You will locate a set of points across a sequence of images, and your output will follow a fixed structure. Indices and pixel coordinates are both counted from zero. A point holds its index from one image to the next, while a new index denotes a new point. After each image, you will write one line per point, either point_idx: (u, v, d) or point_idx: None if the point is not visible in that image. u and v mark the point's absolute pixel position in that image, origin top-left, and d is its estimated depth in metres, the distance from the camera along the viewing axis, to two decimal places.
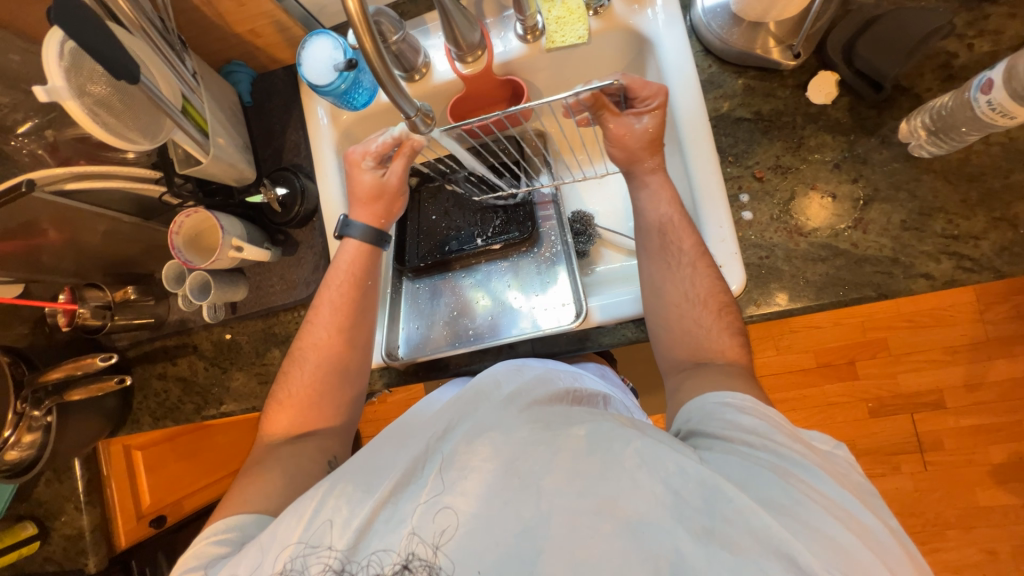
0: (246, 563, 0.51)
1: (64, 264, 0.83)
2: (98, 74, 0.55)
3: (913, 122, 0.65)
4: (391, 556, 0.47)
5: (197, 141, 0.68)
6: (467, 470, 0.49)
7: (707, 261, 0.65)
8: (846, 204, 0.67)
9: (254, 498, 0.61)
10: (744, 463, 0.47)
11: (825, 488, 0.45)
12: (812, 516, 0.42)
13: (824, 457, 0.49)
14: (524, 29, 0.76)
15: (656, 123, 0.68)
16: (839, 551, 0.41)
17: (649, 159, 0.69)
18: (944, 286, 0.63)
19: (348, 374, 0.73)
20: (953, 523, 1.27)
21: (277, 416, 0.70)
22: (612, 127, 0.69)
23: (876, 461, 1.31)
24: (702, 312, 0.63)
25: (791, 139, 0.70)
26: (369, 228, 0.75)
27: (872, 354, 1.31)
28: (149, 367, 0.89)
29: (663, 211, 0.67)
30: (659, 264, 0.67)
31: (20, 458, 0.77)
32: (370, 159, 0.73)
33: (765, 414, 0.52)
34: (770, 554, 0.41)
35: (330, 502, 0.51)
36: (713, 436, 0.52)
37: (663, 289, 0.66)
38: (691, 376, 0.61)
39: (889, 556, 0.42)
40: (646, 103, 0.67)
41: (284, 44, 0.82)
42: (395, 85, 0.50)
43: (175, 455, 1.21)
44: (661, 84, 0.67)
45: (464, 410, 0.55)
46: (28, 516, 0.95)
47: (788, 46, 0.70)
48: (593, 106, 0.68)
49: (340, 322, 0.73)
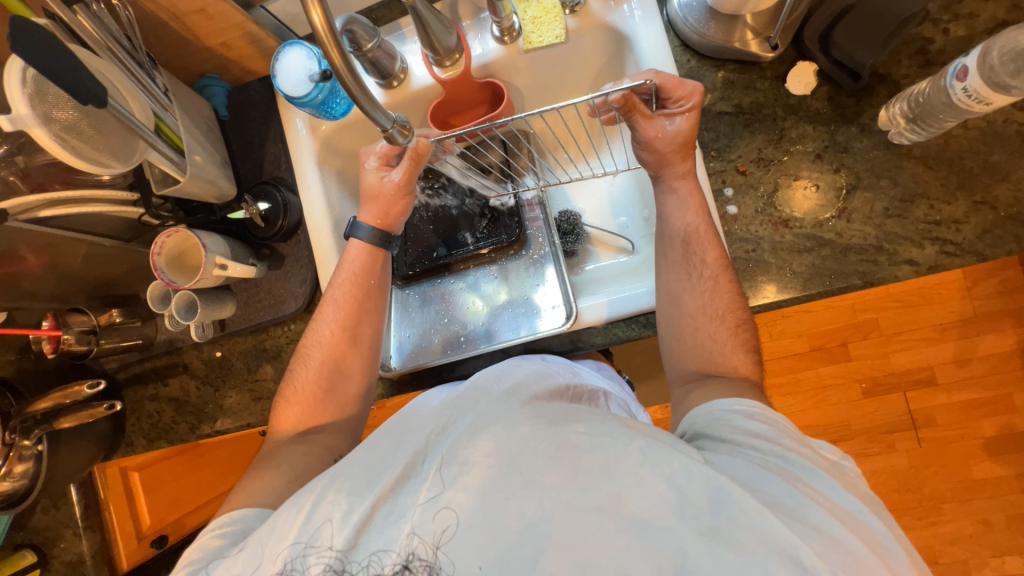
0: (246, 559, 0.50)
1: (45, 289, 0.81)
2: (64, 99, 0.54)
3: (891, 109, 0.65)
4: (391, 555, 0.46)
5: (174, 161, 0.67)
6: (468, 465, 0.48)
7: (729, 275, 0.65)
8: (830, 194, 0.68)
9: (258, 492, 0.61)
10: (751, 465, 0.48)
11: (830, 492, 0.46)
12: (819, 520, 0.43)
13: (833, 465, 0.50)
14: (500, 30, 0.76)
15: (688, 125, 0.65)
16: (847, 553, 0.41)
17: (683, 163, 0.67)
18: (928, 272, 0.64)
19: (342, 381, 0.71)
20: (948, 497, 1.29)
21: (287, 410, 0.70)
22: (643, 129, 0.65)
23: (871, 441, 1.33)
24: (719, 327, 0.64)
25: (772, 132, 0.70)
26: (375, 229, 0.74)
27: (863, 336, 1.33)
28: (140, 389, 0.88)
29: (691, 220, 0.66)
30: (680, 274, 0.66)
31: (14, 488, 0.78)
32: (375, 159, 0.73)
33: (773, 420, 0.53)
34: (775, 555, 0.40)
35: (329, 497, 0.50)
36: (720, 440, 0.53)
37: (681, 300, 0.65)
38: (699, 386, 0.62)
39: (894, 560, 0.43)
40: (680, 104, 0.65)
41: (258, 55, 0.80)
42: (370, 101, 0.50)
43: (173, 473, 1.20)
44: (697, 83, 0.65)
45: (464, 408, 0.55)
46: (27, 544, 0.94)
47: (765, 38, 0.70)
48: (622, 108, 0.63)
49: (344, 321, 0.72)
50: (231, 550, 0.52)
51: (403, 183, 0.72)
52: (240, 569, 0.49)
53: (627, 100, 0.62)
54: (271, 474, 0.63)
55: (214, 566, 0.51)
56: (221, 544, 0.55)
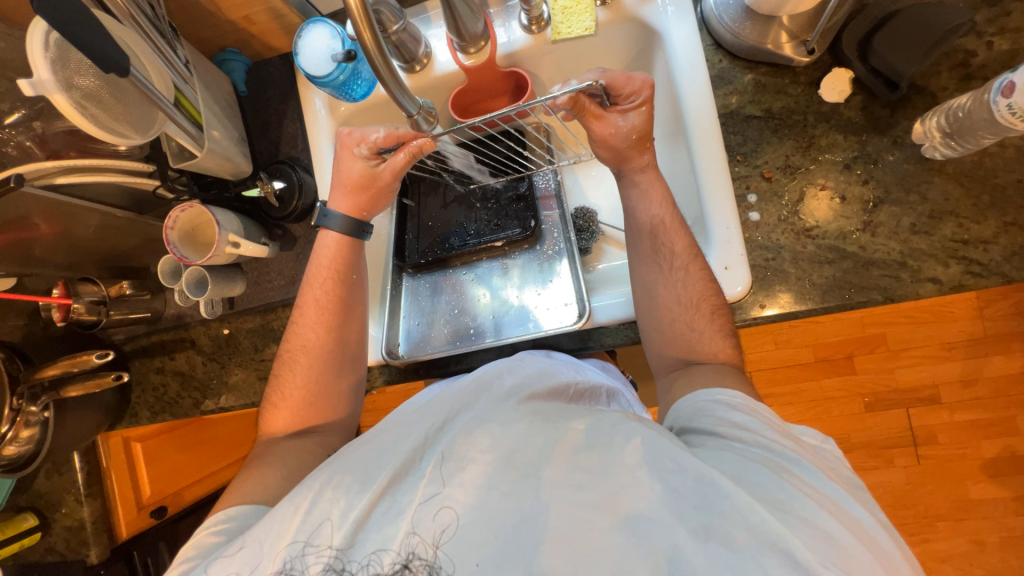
0: (241, 560, 0.46)
1: (57, 256, 0.81)
2: (86, 66, 0.53)
3: (927, 122, 0.63)
4: (388, 555, 0.44)
5: (190, 134, 0.66)
6: (466, 461, 0.46)
7: (699, 264, 0.65)
8: (855, 206, 0.66)
9: (253, 491, 0.58)
10: (737, 459, 0.47)
11: (818, 483, 0.45)
12: (808, 512, 0.41)
13: (812, 452, 0.49)
14: (529, 19, 0.74)
15: (641, 121, 0.66)
16: (835, 546, 0.40)
17: (638, 158, 0.69)
18: (952, 291, 0.62)
19: (335, 369, 0.71)
20: (943, 515, 1.29)
21: (275, 415, 0.68)
22: (596, 128, 0.66)
23: (870, 454, 1.32)
24: (695, 315, 0.64)
25: (801, 138, 0.69)
26: (346, 217, 0.72)
27: (871, 349, 1.31)
28: (146, 361, 0.88)
29: (655, 212, 0.68)
30: (650, 266, 0.68)
31: (19, 453, 0.77)
32: (365, 147, 0.69)
33: (753, 410, 0.53)
34: (767, 550, 0.39)
35: (326, 495, 0.47)
36: (704, 433, 0.52)
37: (655, 292, 0.67)
38: (681, 375, 0.64)
39: (881, 549, 0.41)
40: (630, 99, 0.65)
41: (280, 31, 0.79)
42: (395, 81, 0.48)
43: (174, 446, 1.21)
44: (645, 75, 0.64)
45: (465, 402, 0.53)
46: (29, 508, 0.95)
47: (801, 42, 0.68)
48: (573, 109, 0.64)
49: (327, 322, 0.71)
50: (227, 547, 0.48)
51: (392, 176, 0.71)
52: (238, 568, 0.45)
53: (575, 102, 0.62)
54: (271, 461, 0.63)
55: (211, 561, 0.47)
56: (217, 542, 0.52)
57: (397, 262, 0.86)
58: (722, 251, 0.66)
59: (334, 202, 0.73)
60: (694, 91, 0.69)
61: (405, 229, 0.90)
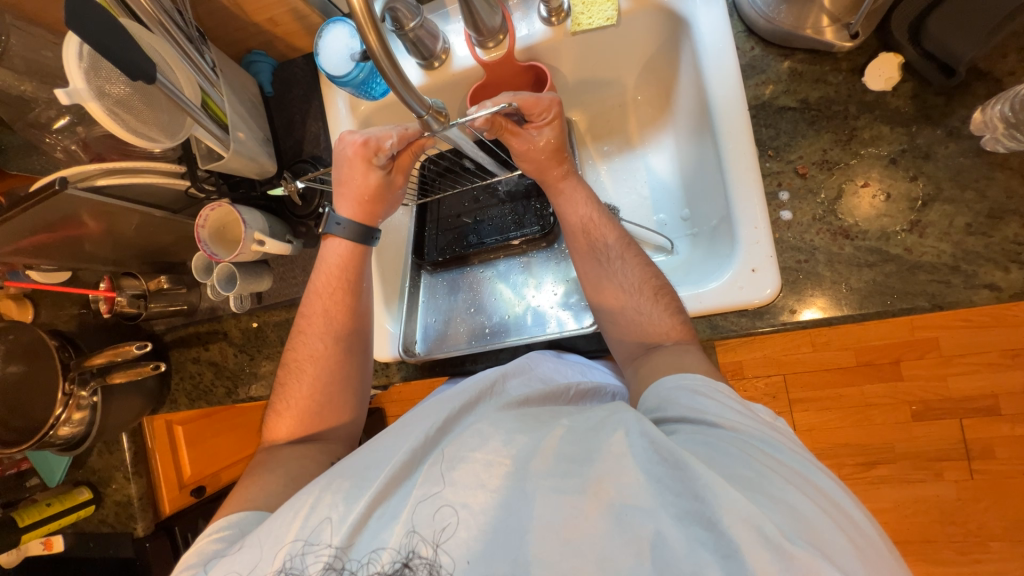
0: (246, 560, 0.46)
1: (103, 252, 0.86)
2: (116, 75, 0.56)
3: (989, 111, 0.58)
4: (386, 553, 0.43)
5: (217, 136, 0.68)
6: (459, 461, 0.45)
7: (633, 251, 0.67)
8: (901, 205, 0.61)
9: (255, 497, 0.59)
10: (717, 443, 0.44)
11: (787, 459, 0.43)
12: (777, 488, 0.39)
13: (774, 428, 0.47)
14: (547, 11, 0.72)
15: (556, 134, 0.70)
16: (804, 522, 0.37)
17: (557, 168, 0.71)
18: (1013, 298, 0.56)
19: (346, 366, 0.72)
20: (998, 535, 1.19)
21: (283, 413, 0.70)
22: (514, 145, 0.70)
23: (917, 467, 1.22)
24: (640, 299, 0.64)
25: (841, 131, 0.64)
26: (355, 224, 0.73)
27: (920, 355, 1.21)
28: (184, 351, 0.93)
29: (581, 212, 0.70)
30: (590, 263, 0.68)
31: (73, 432, 0.83)
32: (384, 156, 0.71)
33: (719, 393, 0.50)
34: (741, 527, 0.37)
35: (326, 498, 0.47)
36: (675, 421, 0.49)
37: (602, 286, 0.67)
38: (644, 361, 0.61)
39: (852, 518, 0.40)
40: (542, 117, 0.68)
41: (303, 32, 0.81)
42: (405, 86, 0.49)
43: (211, 430, 1.28)
44: (552, 94, 0.68)
45: (463, 405, 0.53)
46: (84, 482, 1.03)
47: (843, 25, 0.63)
48: (491, 129, 0.68)
49: (334, 317, 0.72)
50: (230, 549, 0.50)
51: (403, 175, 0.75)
52: (240, 569, 0.46)
53: (492, 123, 0.67)
54: (285, 459, 0.64)
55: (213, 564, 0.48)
56: (218, 548, 0.52)
57: (415, 260, 0.87)
58: (750, 253, 0.62)
59: (345, 208, 0.74)
60: (719, 81, 0.65)
61: (424, 226, 0.90)
